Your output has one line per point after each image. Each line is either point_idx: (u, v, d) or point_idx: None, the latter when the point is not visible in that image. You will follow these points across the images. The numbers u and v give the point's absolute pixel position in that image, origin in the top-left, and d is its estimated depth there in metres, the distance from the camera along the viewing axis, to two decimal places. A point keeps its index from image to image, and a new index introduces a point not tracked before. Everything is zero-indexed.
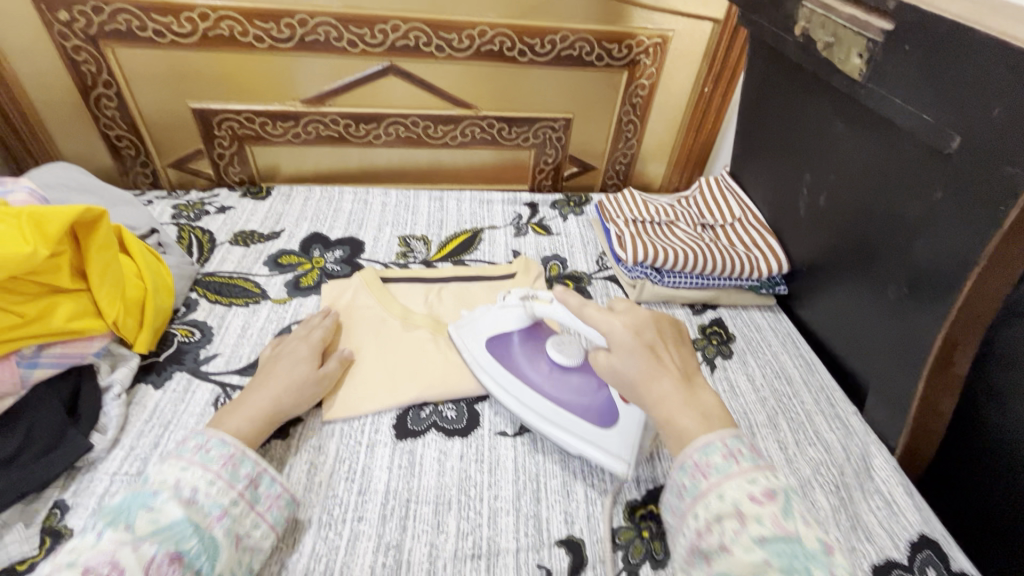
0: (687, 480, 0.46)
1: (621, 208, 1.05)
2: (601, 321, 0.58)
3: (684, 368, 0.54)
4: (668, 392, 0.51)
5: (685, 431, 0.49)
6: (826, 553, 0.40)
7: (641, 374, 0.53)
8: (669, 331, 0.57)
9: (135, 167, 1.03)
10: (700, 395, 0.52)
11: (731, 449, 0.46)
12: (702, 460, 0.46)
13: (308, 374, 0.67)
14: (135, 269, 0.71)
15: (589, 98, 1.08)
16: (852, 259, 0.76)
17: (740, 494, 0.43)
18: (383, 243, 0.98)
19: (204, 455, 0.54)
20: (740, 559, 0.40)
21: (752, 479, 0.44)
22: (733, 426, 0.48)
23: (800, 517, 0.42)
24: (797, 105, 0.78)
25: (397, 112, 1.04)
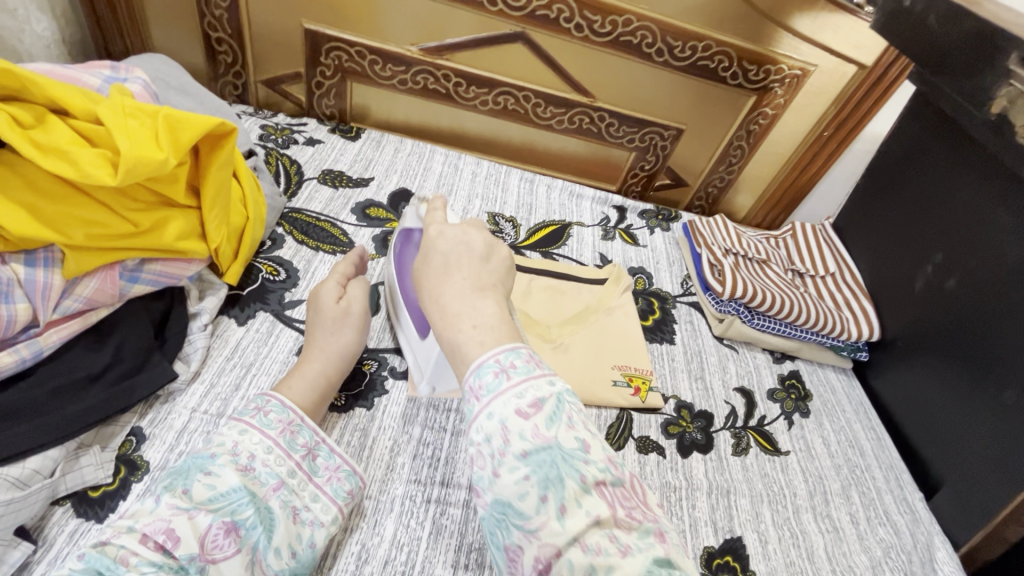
0: (466, 405, 0.42)
1: (715, 233, 1.01)
2: (440, 232, 0.52)
3: (477, 280, 0.48)
4: (444, 303, 0.46)
5: (460, 346, 0.44)
6: (584, 452, 0.39)
7: (431, 281, 0.48)
8: (478, 246, 0.51)
9: (226, 75, 0.97)
10: (481, 304, 0.46)
11: (505, 364, 0.41)
12: (476, 382, 0.41)
13: (331, 312, 0.63)
14: (241, 194, 0.67)
15: (708, 114, 1.04)
16: (963, 350, 0.74)
17: (508, 411, 0.39)
18: (472, 216, 0.93)
19: (262, 419, 0.52)
20: (507, 482, 0.38)
21: (524, 391, 0.40)
22: (518, 339, 0.44)
23: (565, 420, 0.40)
24: (958, 184, 0.76)
25: (511, 83, 0.98)
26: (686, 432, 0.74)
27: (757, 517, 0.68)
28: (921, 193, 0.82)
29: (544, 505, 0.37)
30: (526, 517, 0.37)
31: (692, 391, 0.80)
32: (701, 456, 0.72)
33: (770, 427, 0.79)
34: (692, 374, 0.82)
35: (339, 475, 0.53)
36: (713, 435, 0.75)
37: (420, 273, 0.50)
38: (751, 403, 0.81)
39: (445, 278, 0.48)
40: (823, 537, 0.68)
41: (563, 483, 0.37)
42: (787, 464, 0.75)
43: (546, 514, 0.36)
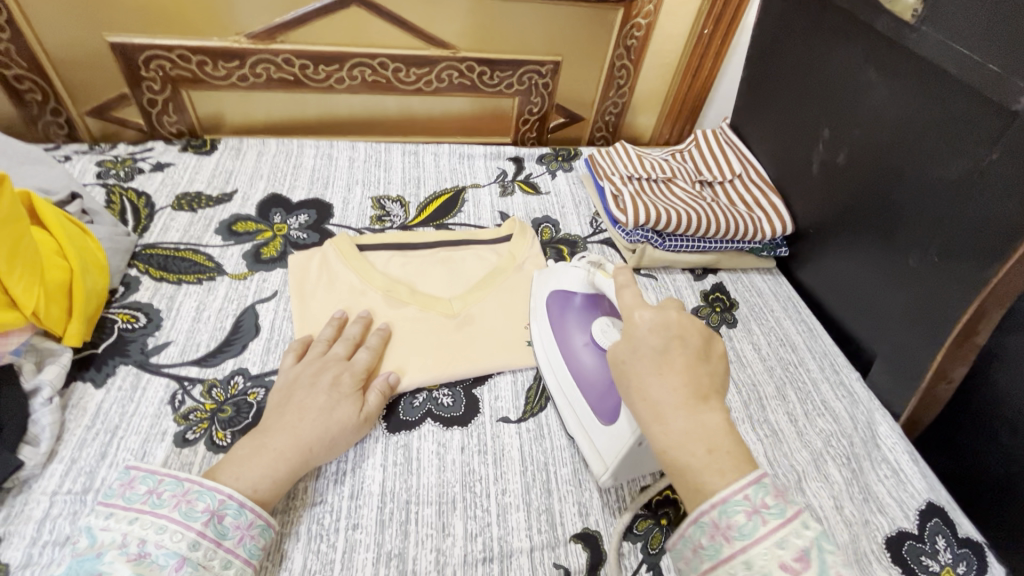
0: (705, 539, 0.40)
1: (615, 162, 0.96)
2: (631, 301, 0.52)
3: (698, 387, 0.45)
4: (666, 414, 0.44)
5: (687, 470, 0.41)
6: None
7: (645, 376, 0.46)
8: (696, 342, 0.48)
9: (44, 115, 0.87)
10: (705, 417, 0.43)
11: (756, 503, 0.39)
12: (723, 521, 0.39)
13: (350, 418, 0.56)
14: (55, 244, 0.59)
15: (581, 38, 0.97)
16: (867, 223, 0.72)
17: (770, 564, 0.37)
18: (354, 206, 0.87)
19: (155, 501, 0.45)
20: None
21: (784, 539, 0.37)
22: (756, 469, 0.41)
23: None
24: (828, 52, 0.73)
25: (363, 52, 0.90)
26: None
27: None
28: (800, 70, 0.79)
29: None
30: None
31: None
32: None
33: None
34: None
35: (253, 535, 0.47)
36: None
37: (626, 364, 0.48)
38: None
39: (662, 378, 0.45)
40: (762, 447, 0.66)
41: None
42: None
43: None
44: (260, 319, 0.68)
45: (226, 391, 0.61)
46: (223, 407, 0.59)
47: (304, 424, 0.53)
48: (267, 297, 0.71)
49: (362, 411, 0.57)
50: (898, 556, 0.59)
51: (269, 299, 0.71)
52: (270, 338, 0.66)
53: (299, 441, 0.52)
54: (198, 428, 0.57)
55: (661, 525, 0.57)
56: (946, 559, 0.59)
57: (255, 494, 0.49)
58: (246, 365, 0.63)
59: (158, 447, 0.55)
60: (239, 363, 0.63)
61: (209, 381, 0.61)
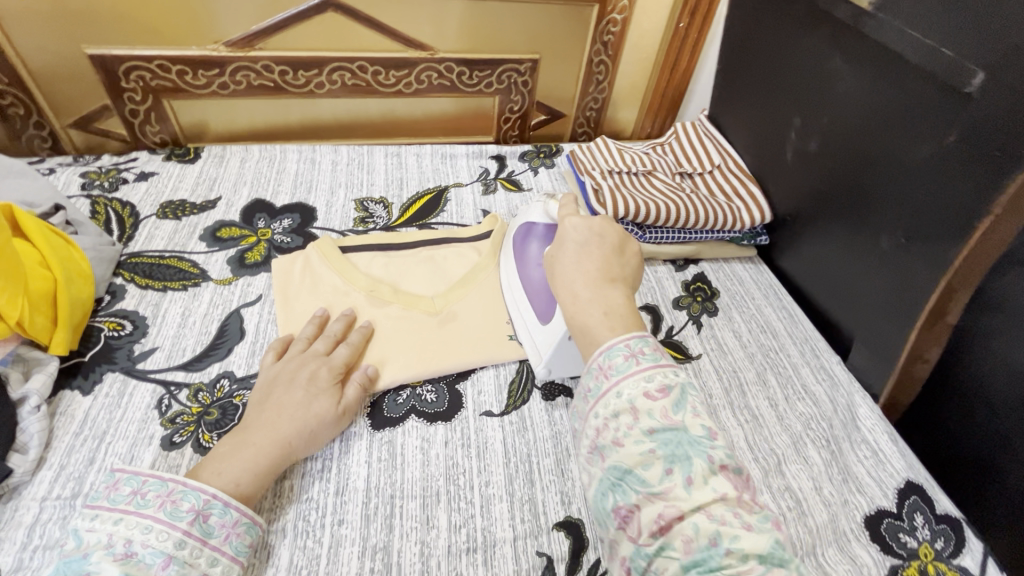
0: (591, 382, 0.44)
1: (596, 157, 0.97)
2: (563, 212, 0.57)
3: (607, 271, 0.50)
4: (576, 290, 0.50)
5: (589, 328, 0.47)
6: (711, 439, 0.39)
7: (567, 266, 0.52)
8: (612, 238, 0.54)
9: (28, 129, 0.88)
10: (609, 293, 0.49)
11: (634, 349, 0.43)
12: (605, 362, 0.44)
13: (329, 411, 0.57)
14: (38, 255, 0.60)
15: (558, 35, 0.98)
16: (840, 208, 0.73)
17: (636, 391, 0.41)
18: (337, 209, 0.88)
19: (139, 501, 0.46)
20: (629, 451, 0.39)
21: (651, 376, 0.42)
22: (641, 329, 0.46)
23: (691, 408, 0.41)
24: (797, 41, 0.74)
25: (341, 56, 0.91)
26: None
27: None
28: (771, 59, 0.80)
29: (668, 476, 0.38)
30: (651, 482, 0.38)
31: None
32: None
33: (679, 336, 0.78)
34: None
35: (239, 532, 0.48)
36: None
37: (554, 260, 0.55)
38: (657, 318, 0.80)
39: (577, 263, 0.51)
40: (743, 432, 0.67)
41: (690, 460, 0.38)
42: (700, 368, 0.74)
43: (670, 483, 0.37)
44: (245, 323, 0.69)
45: (212, 394, 0.62)
46: (209, 410, 0.60)
47: (281, 419, 0.55)
48: (251, 301, 0.72)
49: (340, 404, 0.59)
50: (877, 534, 0.60)
51: (254, 303, 0.72)
52: (255, 341, 0.67)
53: (278, 436, 0.54)
54: (184, 431, 0.58)
55: None
56: (924, 535, 0.60)
57: (237, 489, 0.50)
58: (232, 368, 0.64)
59: (145, 451, 0.56)
60: (225, 366, 0.64)
61: (195, 385, 0.62)
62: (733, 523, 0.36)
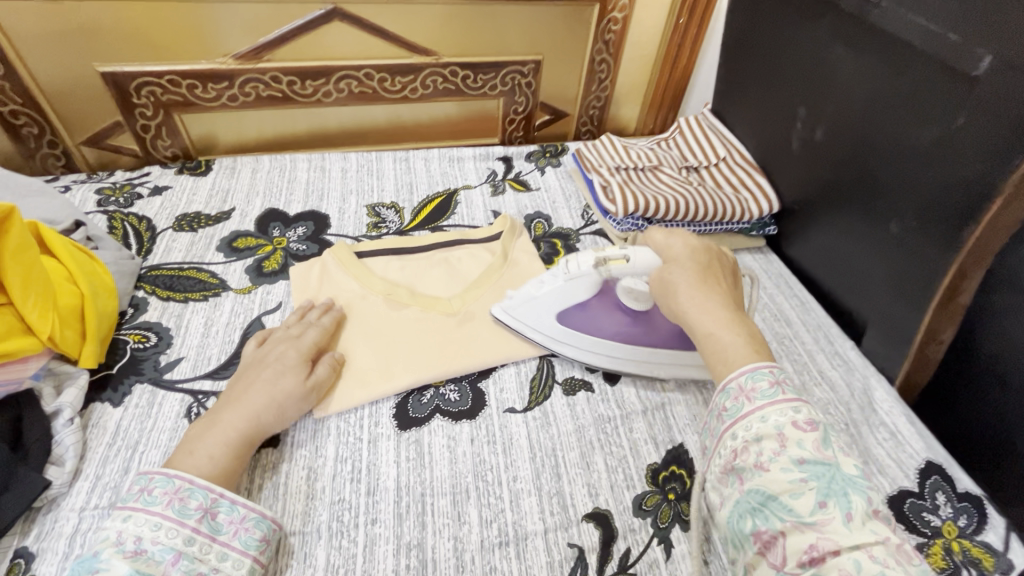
0: (730, 402, 0.46)
1: (602, 155, 0.98)
2: (660, 237, 0.61)
3: (728, 298, 0.54)
4: (710, 314, 0.52)
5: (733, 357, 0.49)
6: (864, 481, 0.40)
7: (689, 290, 0.55)
8: (714, 263, 0.59)
9: (41, 148, 0.89)
10: (741, 319, 0.52)
11: (780, 377, 0.45)
12: (748, 385, 0.45)
13: (291, 386, 0.58)
14: (65, 270, 0.61)
15: (559, 36, 0.99)
16: (848, 195, 0.74)
17: (783, 420, 0.43)
18: (350, 215, 0.89)
19: (146, 498, 0.47)
20: (776, 477, 0.40)
21: (797, 407, 0.43)
22: (774, 360, 0.48)
23: (837, 445, 0.42)
24: (800, 32, 0.75)
25: (348, 65, 0.92)
26: None
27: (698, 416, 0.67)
28: (773, 51, 0.81)
29: (821, 508, 0.38)
30: (801, 513, 0.38)
31: None
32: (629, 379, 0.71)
33: None
34: None
35: (247, 525, 0.49)
36: None
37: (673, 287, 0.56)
38: None
39: (700, 290, 0.54)
40: None
41: (845, 497, 0.38)
42: None
43: (825, 515, 0.38)
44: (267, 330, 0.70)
45: None
46: None
47: (250, 396, 0.56)
48: (272, 308, 0.73)
49: (308, 383, 0.60)
50: (900, 513, 0.61)
51: (274, 310, 0.72)
52: None
53: (247, 411, 0.55)
54: None
55: (668, 499, 0.59)
56: (947, 513, 0.61)
57: (210, 462, 0.51)
58: None
59: None
60: None
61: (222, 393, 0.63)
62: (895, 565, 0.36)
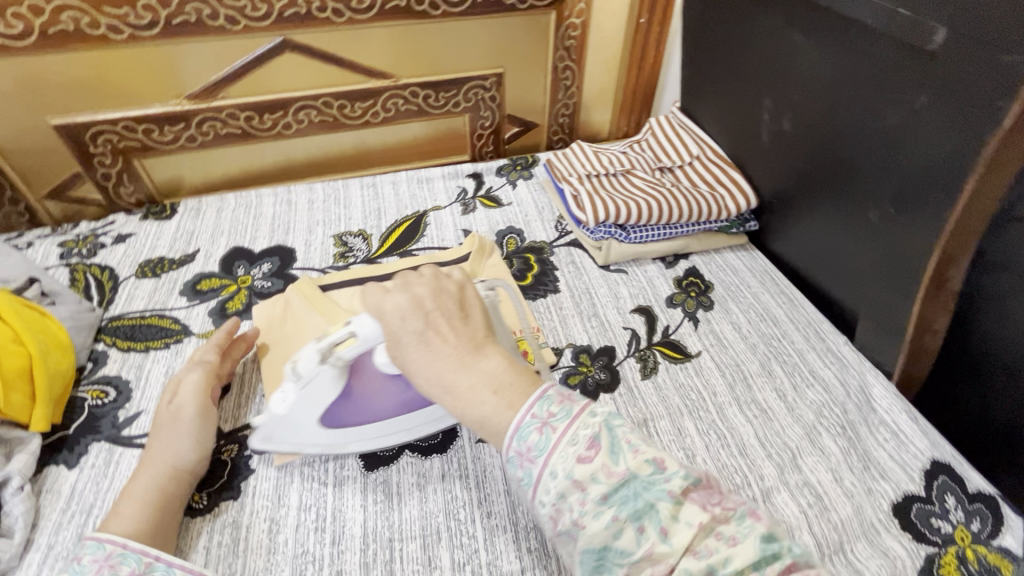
0: (520, 471, 0.40)
1: (572, 163, 0.96)
2: (372, 301, 0.47)
3: (470, 338, 0.45)
4: (447, 377, 0.43)
5: (489, 419, 0.41)
6: (661, 471, 0.38)
7: (421, 361, 0.44)
8: (450, 304, 0.47)
9: (5, 206, 0.88)
10: (485, 363, 0.43)
11: (544, 416, 0.40)
12: (524, 446, 0.40)
13: (162, 417, 0.58)
14: (11, 331, 0.59)
15: (519, 47, 0.98)
16: (823, 184, 0.70)
17: (570, 463, 0.38)
18: (316, 247, 0.87)
19: (75, 569, 0.45)
20: (593, 529, 0.37)
21: (575, 436, 0.39)
22: (539, 387, 0.43)
23: (627, 446, 0.39)
24: (756, 22, 0.72)
25: (305, 95, 0.90)
26: (589, 376, 0.70)
27: (681, 433, 0.64)
28: (733, 43, 0.78)
29: (642, 535, 0.36)
30: (630, 550, 0.36)
31: (588, 332, 0.76)
32: (609, 396, 0.68)
33: (676, 335, 0.75)
34: (583, 315, 0.78)
35: None
36: (617, 368, 0.71)
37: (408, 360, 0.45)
38: (651, 319, 0.78)
39: (435, 353, 0.44)
40: (750, 428, 0.64)
41: (654, 508, 0.36)
42: (700, 366, 0.71)
43: (648, 542, 0.36)
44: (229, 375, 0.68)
45: None
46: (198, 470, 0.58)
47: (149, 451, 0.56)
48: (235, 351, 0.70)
49: (201, 415, 0.58)
50: (907, 521, 0.57)
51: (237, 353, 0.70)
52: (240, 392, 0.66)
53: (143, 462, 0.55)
54: None
55: None
56: (958, 517, 0.57)
57: (119, 517, 0.50)
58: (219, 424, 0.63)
59: None
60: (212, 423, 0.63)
61: None
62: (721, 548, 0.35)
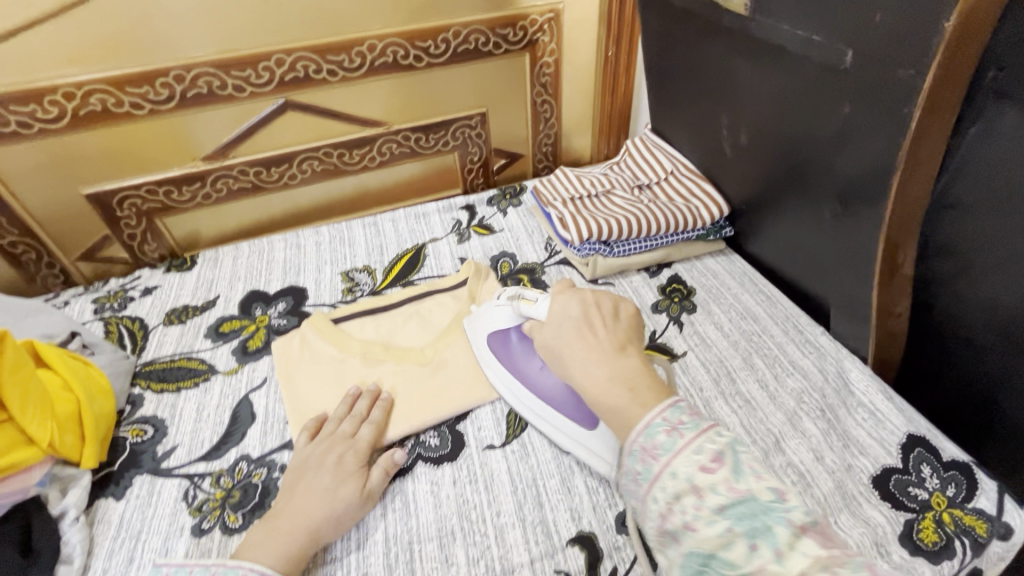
0: (640, 465, 0.43)
1: (557, 188, 1.03)
2: (561, 301, 0.59)
3: (617, 341, 0.52)
4: (592, 369, 0.50)
5: (619, 410, 0.47)
6: (782, 501, 0.38)
7: (568, 346, 0.54)
8: (606, 306, 0.56)
9: (41, 270, 0.96)
10: (624, 363, 0.50)
11: (674, 422, 0.43)
12: (650, 443, 0.43)
13: (333, 455, 0.63)
14: (60, 380, 0.66)
15: (498, 87, 1.06)
16: (783, 189, 0.77)
17: (693, 468, 0.40)
18: (326, 284, 0.94)
19: None
20: (704, 534, 0.38)
21: (700, 447, 0.41)
22: (671, 398, 0.46)
23: (749, 471, 0.40)
24: (702, 51, 0.80)
25: (308, 148, 0.99)
26: None
27: None
28: (688, 70, 0.86)
29: (752, 552, 0.36)
30: (737, 562, 0.36)
31: None
32: None
33: (663, 339, 0.81)
34: None
35: None
36: None
37: (555, 345, 0.55)
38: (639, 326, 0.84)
39: (586, 345, 0.52)
40: (737, 418, 0.69)
41: (771, 531, 0.36)
42: (687, 365, 0.77)
43: (759, 560, 0.36)
44: (255, 406, 0.74)
45: (233, 478, 0.66)
46: (233, 493, 0.64)
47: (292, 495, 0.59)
48: (258, 385, 0.77)
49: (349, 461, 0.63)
50: (885, 492, 0.61)
51: (260, 386, 0.77)
52: (266, 421, 0.72)
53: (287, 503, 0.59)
54: (211, 516, 0.62)
55: None
56: (934, 484, 0.61)
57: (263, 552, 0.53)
58: (248, 450, 0.69)
59: (178, 541, 0.60)
60: (242, 450, 0.69)
61: (216, 472, 0.67)
62: None
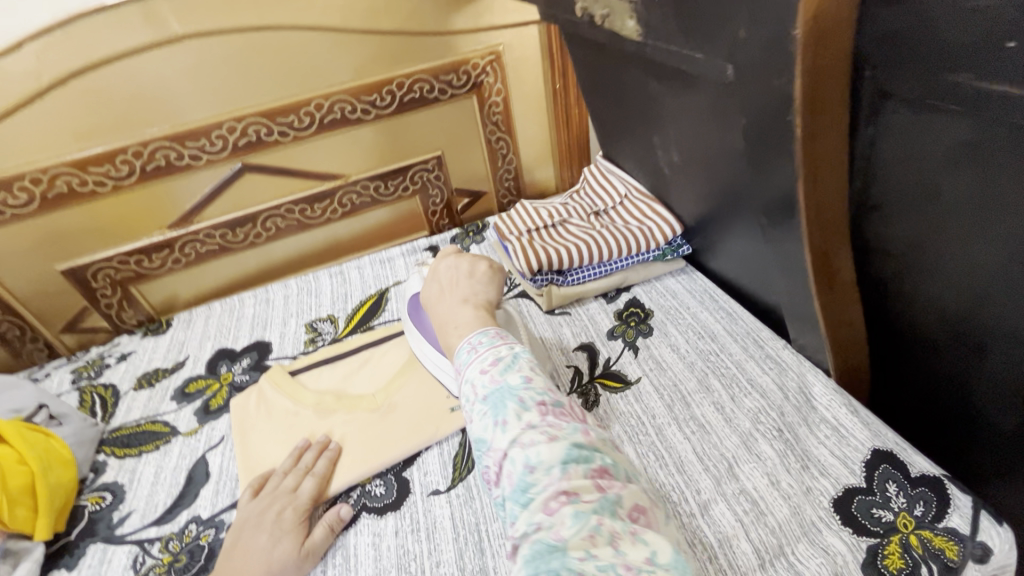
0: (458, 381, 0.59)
1: (513, 222, 1.03)
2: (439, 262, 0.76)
3: (465, 294, 0.69)
4: (442, 315, 0.67)
5: (451, 343, 0.64)
6: (527, 384, 0.53)
7: (433, 300, 0.70)
8: (466, 267, 0.73)
9: (27, 345, 1.01)
10: (463, 310, 0.66)
11: (474, 344, 0.59)
12: (459, 363, 0.59)
13: (274, 515, 0.62)
14: (16, 454, 0.68)
15: (450, 130, 1.09)
16: (721, 204, 0.75)
17: (474, 372, 0.56)
18: (290, 336, 0.96)
19: None
20: (476, 421, 0.52)
21: (485, 359, 0.56)
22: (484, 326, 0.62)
23: (515, 368, 0.54)
24: (620, 80, 0.80)
25: (269, 206, 1.03)
26: None
27: None
28: (615, 98, 0.86)
29: (496, 426, 0.50)
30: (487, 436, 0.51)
31: None
32: None
33: (617, 366, 0.80)
34: None
35: None
36: None
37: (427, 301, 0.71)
38: (593, 354, 0.82)
39: (444, 297, 0.69)
40: (686, 444, 0.67)
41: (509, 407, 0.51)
42: (640, 392, 0.74)
43: (497, 431, 0.50)
44: (209, 465, 0.75)
45: (180, 541, 0.66)
46: (179, 556, 0.65)
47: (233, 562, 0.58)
48: (215, 443, 0.78)
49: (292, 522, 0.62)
50: (847, 516, 0.57)
51: (217, 445, 0.78)
52: (218, 480, 0.72)
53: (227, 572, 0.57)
54: None
55: None
56: (900, 505, 0.56)
57: None
58: (199, 512, 0.69)
59: None
60: (192, 511, 0.69)
61: (166, 535, 0.67)
62: (541, 440, 0.47)
